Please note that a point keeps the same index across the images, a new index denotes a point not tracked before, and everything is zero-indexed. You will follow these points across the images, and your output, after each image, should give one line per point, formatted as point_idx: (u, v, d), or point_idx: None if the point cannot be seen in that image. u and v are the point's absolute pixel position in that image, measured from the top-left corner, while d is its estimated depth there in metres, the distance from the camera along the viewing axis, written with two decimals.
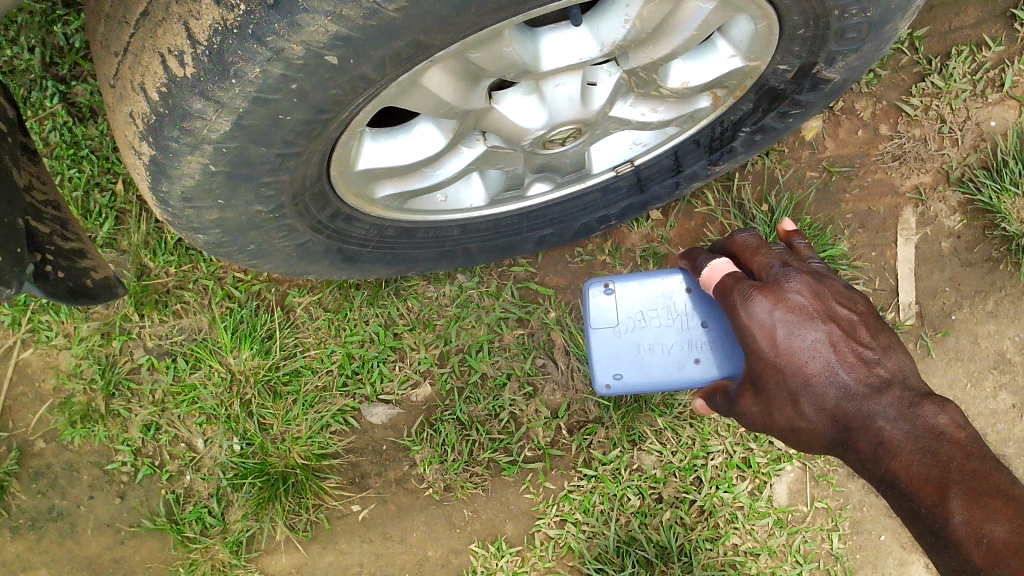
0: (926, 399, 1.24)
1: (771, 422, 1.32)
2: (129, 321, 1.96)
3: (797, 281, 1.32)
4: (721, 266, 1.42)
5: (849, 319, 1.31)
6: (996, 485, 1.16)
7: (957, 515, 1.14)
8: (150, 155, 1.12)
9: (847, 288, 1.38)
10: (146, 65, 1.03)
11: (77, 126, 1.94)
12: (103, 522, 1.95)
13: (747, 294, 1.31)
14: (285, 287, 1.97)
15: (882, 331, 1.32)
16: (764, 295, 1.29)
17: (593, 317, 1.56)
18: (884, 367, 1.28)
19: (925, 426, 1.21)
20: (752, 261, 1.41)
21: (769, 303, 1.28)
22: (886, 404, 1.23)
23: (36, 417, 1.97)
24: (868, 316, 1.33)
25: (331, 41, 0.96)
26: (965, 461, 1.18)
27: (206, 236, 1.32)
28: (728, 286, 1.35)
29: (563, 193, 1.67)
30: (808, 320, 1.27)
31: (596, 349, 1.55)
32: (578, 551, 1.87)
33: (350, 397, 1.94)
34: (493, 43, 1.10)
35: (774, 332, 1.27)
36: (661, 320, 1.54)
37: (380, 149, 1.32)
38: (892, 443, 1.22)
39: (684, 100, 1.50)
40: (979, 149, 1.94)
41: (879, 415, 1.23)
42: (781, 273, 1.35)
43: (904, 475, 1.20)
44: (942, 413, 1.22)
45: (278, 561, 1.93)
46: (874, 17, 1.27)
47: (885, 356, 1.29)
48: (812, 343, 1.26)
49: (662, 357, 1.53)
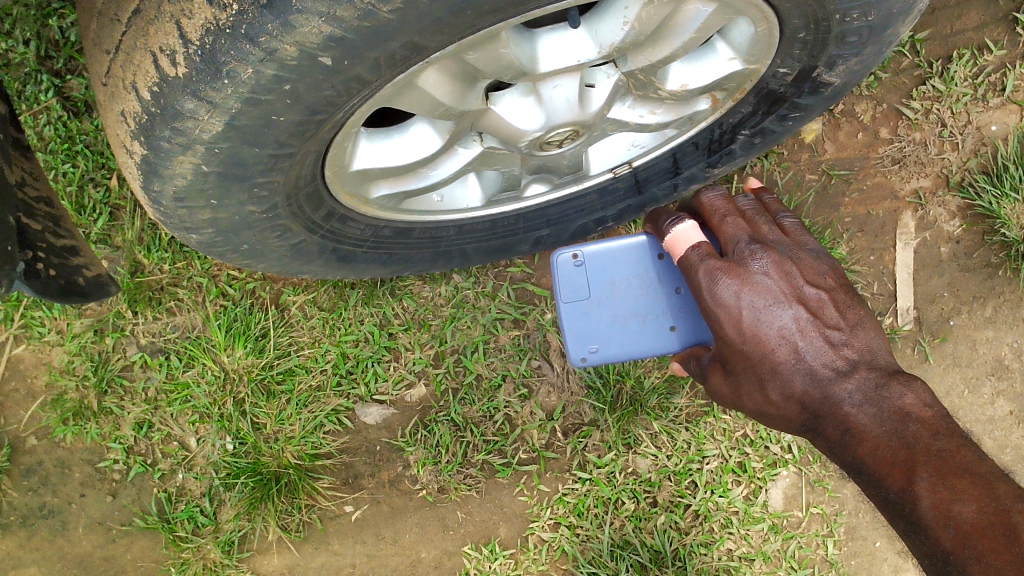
0: (892, 379, 1.23)
1: (740, 403, 1.31)
2: (123, 318, 1.95)
3: (765, 261, 1.27)
4: (684, 234, 1.32)
5: (817, 299, 1.27)
6: (961, 464, 1.14)
7: (924, 498, 1.11)
8: (141, 154, 1.10)
9: (816, 259, 1.32)
10: (138, 64, 1.01)
11: (71, 121, 1.93)
12: (95, 520, 1.94)
13: (713, 277, 1.25)
14: (279, 285, 1.96)
15: (850, 307, 1.29)
16: (731, 278, 1.24)
17: (564, 291, 1.49)
18: (851, 347, 1.26)
19: (891, 408, 1.21)
20: (719, 230, 1.33)
21: (736, 287, 1.24)
22: (852, 388, 1.23)
23: (27, 413, 1.95)
24: (835, 291, 1.29)
25: (324, 42, 0.94)
26: (931, 441, 1.17)
27: (198, 235, 1.30)
28: (692, 264, 1.27)
29: (561, 194, 1.66)
30: (775, 304, 1.24)
31: (570, 325, 1.49)
32: (572, 554, 1.86)
33: (344, 397, 1.93)
34: (489, 44, 1.09)
35: (741, 319, 1.23)
36: (634, 289, 1.48)
37: (375, 149, 1.30)
38: (858, 428, 1.22)
39: (683, 102, 1.48)
40: (979, 153, 1.93)
41: (845, 400, 1.22)
42: (749, 249, 1.28)
43: (871, 459, 1.19)
44: (908, 394, 1.22)
45: (269, 561, 1.92)
46: (875, 21, 1.26)
47: (852, 335, 1.27)
48: (778, 330, 1.23)
49: (638, 327, 1.48)
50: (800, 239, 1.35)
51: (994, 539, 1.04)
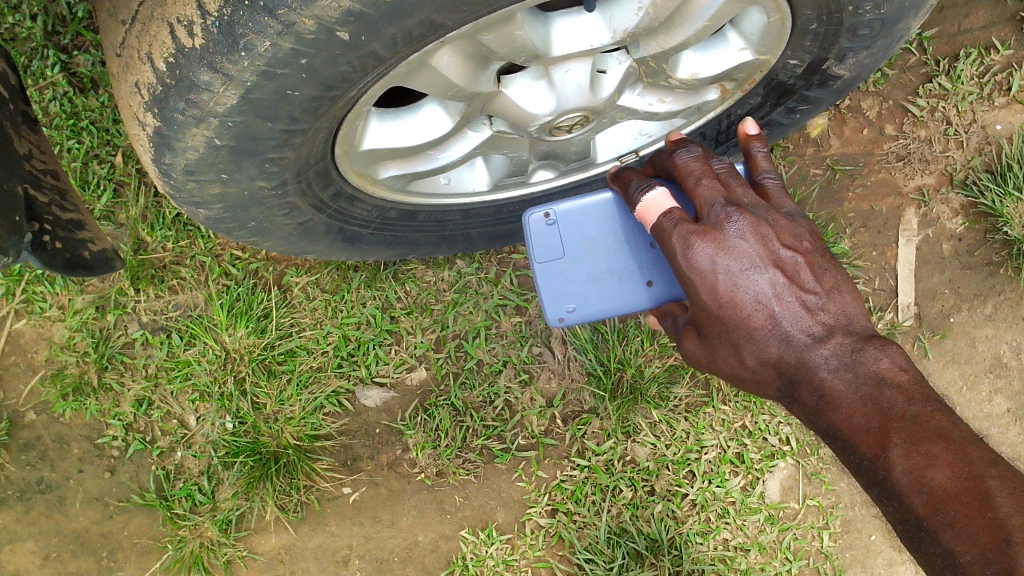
0: (869, 343, 1.14)
1: (713, 368, 1.24)
2: (125, 295, 1.95)
3: (742, 225, 1.17)
4: (655, 202, 1.26)
5: (794, 262, 1.18)
6: (937, 428, 1.07)
7: (898, 466, 1.06)
8: (154, 126, 1.10)
9: (792, 222, 1.24)
10: (154, 35, 1.02)
11: (78, 97, 1.94)
12: (92, 495, 1.93)
13: (686, 242, 1.18)
14: (283, 266, 1.97)
15: (828, 271, 1.20)
16: (705, 243, 1.16)
17: (537, 251, 1.46)
18: (828, 312, 1.17)
19: (868, 373, 1.12)
20: (693, 193, 1.24)
21: (710, 253, 1.16)
22: (828, 353, 1.14)
23: (27, 388, 1.96)
24: (813, 254, 1.20)
25: (342, 17, 0.94)
26: (907, 406, 1.09)
27: (207, 211, 1.30)
28: (666, 231, 1.21)
29: (566, 181, 1.67)
30: (751, 268, 1.16)
31: (545, 285, 1.47)
32: (569, 540, 1.86)
33: (345, 378, 1.94)
34: (504, 25, 1.09)
35: (715, 284, 1.16)
36: (609, 244, 1.45)
37: (385, 130, 1.31)
38: (833, 394, 1.13)
39: (692, 92, 1.49)
40: (983, 152, 1.94)
41: (821, 366, 1.13)
42: (724, 212, 1.19)
43: (845, 426, 1.12)
44: (883, 358, 1.13)
45: (266, 541, 1.92)
46: (888, 13, 1.26)
47: (830, 299, 1.18)
48: (754, 294, 1.15)
49: (613, 283, 1.46)
50: (779, 203, 1.27)
51: (968, 505, 1.01)
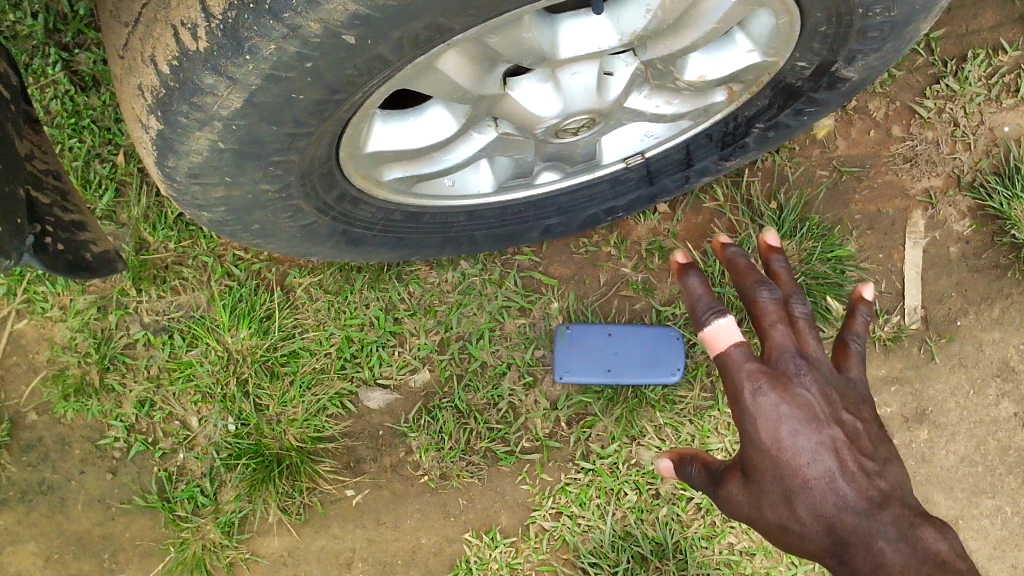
0: (927, 523, 1.10)
1: (760, 518, 1.13)
2: (127, 296, 1.94)
3: (810, 378, 1.17)
4: (726, 330, 1.23)
5: (852, 425, 1.15)
6: None
7: None
8: (157, 129, 1.09)
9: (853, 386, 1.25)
10: (158, 37, 1.00)
11: (79, 95, 1.93)
12: (94, 497, 1.92)
13: (754, 382, 1.16)
14: (286, 267, 1.96)
15: (881, 443, 1.17)
16: (773, 390, 1.15)
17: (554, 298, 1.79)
18: (884, 481, 1.12)
19: (929, 552, 1.05)
20: (766, 334, 1.23)
21: (776, 399, 1.14)
22: (886, 522, 1.07)
23: (28, 389, 1.95)
24: (871, 426, 1.18)
25: (349, 20, 0.93)
26: None
27: (210, 213, 1.29)
28: (735, 364, 1.18)
29: (572, 183, 1.66)
30: (814, 422, 1.13)
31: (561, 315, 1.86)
32: (573, 544, 1.85)
33: (348, 380, 1.93)
34: (512, 27, 1.08)
35: (777, 431, 1.12)
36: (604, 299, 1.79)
37: (390, 132, 1.29)
38: (891, 568, 1.04)
39: (699, 94, 1.48)
40: (991, 154, 1.93)
41: (880, 534, 1.06)
42: (795, 364, 1.18)
43: None
44: (942, 542, 1.07)
45: (269, 543, 1.91)
46: (898, 16, 1.25)
47: (884, 470, 1.14)
48: (815, 444, 1.11)
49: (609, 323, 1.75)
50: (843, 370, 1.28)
51: None
